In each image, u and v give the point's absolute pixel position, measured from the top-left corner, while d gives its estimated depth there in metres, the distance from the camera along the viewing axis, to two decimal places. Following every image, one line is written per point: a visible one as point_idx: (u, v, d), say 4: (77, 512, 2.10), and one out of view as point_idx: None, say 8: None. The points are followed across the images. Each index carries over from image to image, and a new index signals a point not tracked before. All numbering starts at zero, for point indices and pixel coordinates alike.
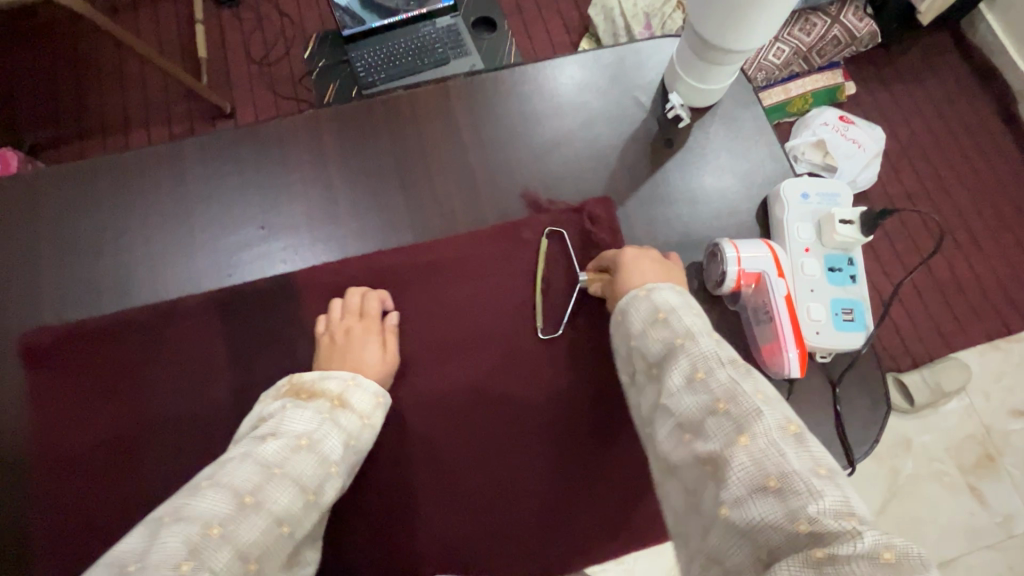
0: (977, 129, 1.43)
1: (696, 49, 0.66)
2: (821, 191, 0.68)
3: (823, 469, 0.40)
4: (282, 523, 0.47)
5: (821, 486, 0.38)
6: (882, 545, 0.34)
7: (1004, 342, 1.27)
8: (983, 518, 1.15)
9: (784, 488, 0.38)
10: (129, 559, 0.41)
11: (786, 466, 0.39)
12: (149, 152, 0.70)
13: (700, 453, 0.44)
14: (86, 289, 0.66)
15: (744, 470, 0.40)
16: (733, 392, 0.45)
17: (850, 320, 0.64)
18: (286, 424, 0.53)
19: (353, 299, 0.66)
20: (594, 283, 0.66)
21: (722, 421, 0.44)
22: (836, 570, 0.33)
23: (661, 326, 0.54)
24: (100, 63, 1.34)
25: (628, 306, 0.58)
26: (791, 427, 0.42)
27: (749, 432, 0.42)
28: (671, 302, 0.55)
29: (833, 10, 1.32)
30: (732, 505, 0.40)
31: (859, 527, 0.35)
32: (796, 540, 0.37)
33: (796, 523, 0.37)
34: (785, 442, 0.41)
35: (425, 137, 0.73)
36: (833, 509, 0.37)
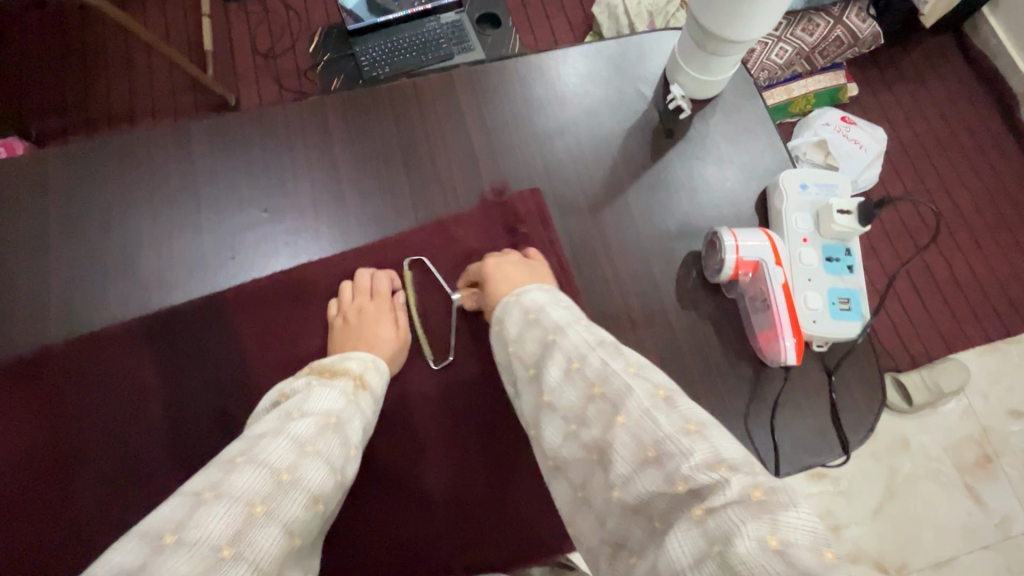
0: (979, 131, 1.44)
1: (697, 39, 0.67)
2: (819, 182, 0.69)
3: (693, 425, 0.38)
4: (318, 501, 0.46)
5: (690, 444, 0.37)
6: (750, 486, 0.33)
7: (1004, 343, 1.28)
8: (980, 519, 1.16)
9: (660, 455, 0.37)
10: (168, 529, 0.38)
11: (659, 434, 0.38)
12: (155, 134, 0.70)
13: (588, 442, 0.42)
14: (92, 268, 0.66)
15: (625, 447, 0.39)
16: (606, 374, 0.44)
17: (846, 309, 0.64)
18: (311, 404, 0.52)
19: (365, 279, 0.68)
20: (467, 299, 0.68)
21: (601, 406, 0.42)
22: (715, 523, 0.33)
23: (534, 326, 0.52)
24: (108, 53, 1.36)
25: (498, 317, 0.57)
26: (659, 392, 0.41)
27: (623, 409, 0.41)
28: (539, 301, 0.55)
29: (836, 11, 1.33)
30: (621, 485, 0.39)
31: (729, 475, 0.35)
32: (679, 501, 0.35)
33: (675, 486, 0.36)
34: (656, 409, 0.40)
35: (429, 124, 0.74)
36: (705, 461, 0.36)
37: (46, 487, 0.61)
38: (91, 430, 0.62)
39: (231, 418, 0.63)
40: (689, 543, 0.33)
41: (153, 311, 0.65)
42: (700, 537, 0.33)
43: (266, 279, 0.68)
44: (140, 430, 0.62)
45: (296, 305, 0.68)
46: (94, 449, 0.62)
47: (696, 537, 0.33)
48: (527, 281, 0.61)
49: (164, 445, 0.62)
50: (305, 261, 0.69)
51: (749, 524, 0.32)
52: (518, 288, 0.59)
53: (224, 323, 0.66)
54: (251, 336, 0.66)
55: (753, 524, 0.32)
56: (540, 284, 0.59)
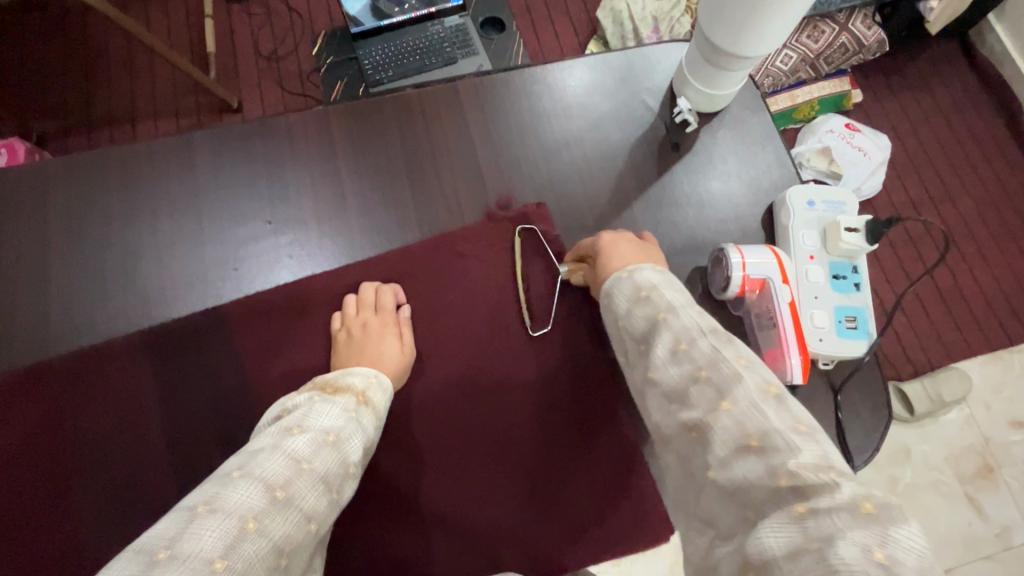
0: (984, 139, 1.43)
1: (705, 53, 0.66)
2: (826, 199, 0.68)
3: (803, 426, 0.38)
4: (311, 520, 0.45)
5: (800, 442, 0.37)
6: (862, 495, 0.33)
7: (1006, 352, 1.27)
8: (981, 529, 1.15)
9: (764, 446, 0.38)
10: (159, 545, 0.39)
11: (766, 425, 0.39)
12: (157, 142, 0.70)
13: (686, 422, 0.43)
14: (94, 278, 0.66)
15: (727, 433, 0.40)
16: (716, 360, 0.43)
17: (853, 328, 0.64)
18: (312, 419, 0.52)
19: (368, 293, 0.68)
20: (575, 272, 0.67)
21: (705, 389, 0.43)
22: (817, 524, 0.33)
23: (643, 304, 0.51)
24: (110, 54, 1.35)
25: (607, 293, 0.56)
26: (771, 389, 0.41)
27: (729, 397, 0.41)
28: (652, 280, 0.53)
29: (841, 18, 1.32)
30: (718, 467, 0.39)
31: (839, 480, 0.34)
32: (780, 496, 0.35)
33: (777, 478, 0.36)
34: (766, 403, 0.40)
35: (434, 135, 0.73)
36: (815, 462, 0.36)
37: (43, 503, 0.60)
38: (89, 446, 0.62)
39: (232, 431, 0.63)
40: (786, 537, 0.33)
41: (155, 323, 0.65)
42: (798, 533, 0.33)
43: (268, 292, 0.68)
44: (139, 446, 0.62)
45: (299, 320, 0.68)
46: (91, 465, 0.61)
47: (795, 533, 0.33)
48: (638, 261, 0.58)
49: (162, 462, 0.62)
50: (308, 274, 0.69)
51: (854, 530, 0.32)
52: (627, 266, 0.57)
53: (224, 338, 0.66)
54: (252, 352, 0.66)
55: (860, 532, 0.32)
56: (649, 263, 0.57)
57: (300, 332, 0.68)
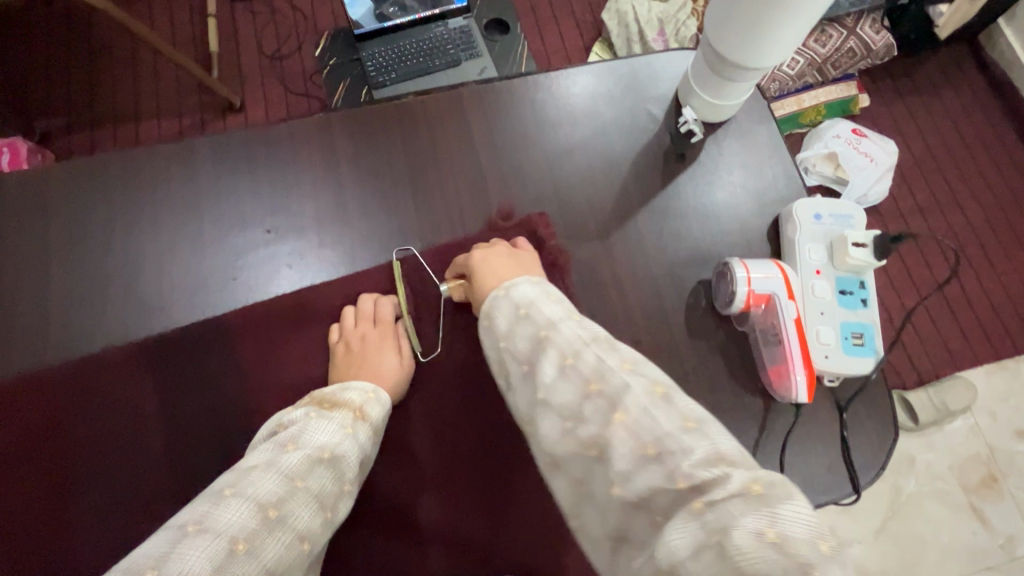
0: (993, 145, 1.41)
1: (711, 64, 0.65)
2: (834, 212, 0.68)
3: (692, 423, 0.38)
4: (303, 540, 0.45)
5: (691, 442, 0.37)
6: (750, 478, 0.33)
7: (1012, 361, 1.26)
8: (985, 540, 1.14)
9: (661, 452, 0.37)
10: (148, 562, 0.38)
11: (659, 431, 0.38)
12: (158, 148, 0.69)
13: (585, 440, 0.41)
14: (93, 285, 0.65)
15: (624, 445, 0.38)
16: (603, 371, 0.43)
17: (859, 344, 0.64)
18: (308, 435, 0.51)
19: (367, 305, 0.68)
20: (456, 290, 0.65)
21: (597, 403, 0.42)
22: (715, 516, 0.33)
23: (524, 322, 0.51)
24: (113, 52, 1.34)
25: (486, 311, 0.55)
26: (657, 389, 0.41)
27: (622, 407, 0.40)
28: (528, 295, 0.52)
29: (850, 22, 1.30)
30: (621, 482, 0.38)
31: (731, 470, 0.35)
32: (681, 496, 0.35)
33: (676, 482, 0.35)
34: (655, 406, 0.39)
35: (436, 143, 0.72)
36: (706, 457, 0.36)
37: (41, 512, 0.60)
38: (88, 455, 0.61)
39: (230, 441, 0.63)
40: (689, 534, 0.33)
41: (154, 331, 0.64)
42: (699, 530, 0.33)
43: (268, 302, 0.67)
44: (137, 455, 0.62)
45: (299, 329, 0.68)
46: (90, 474, 0.61)
47: (696, 529, 0.33)
48: (517, 274, 0.58)
49: (162, 472, 0.61)
50: (310, 284, 0.68)
51: (747, 516, 0.32)
52: (507, 281, 0.56)
53: (224, 347, 0.65)
54: (253, 361, 0.66)
55: (753, 516, 0.32)
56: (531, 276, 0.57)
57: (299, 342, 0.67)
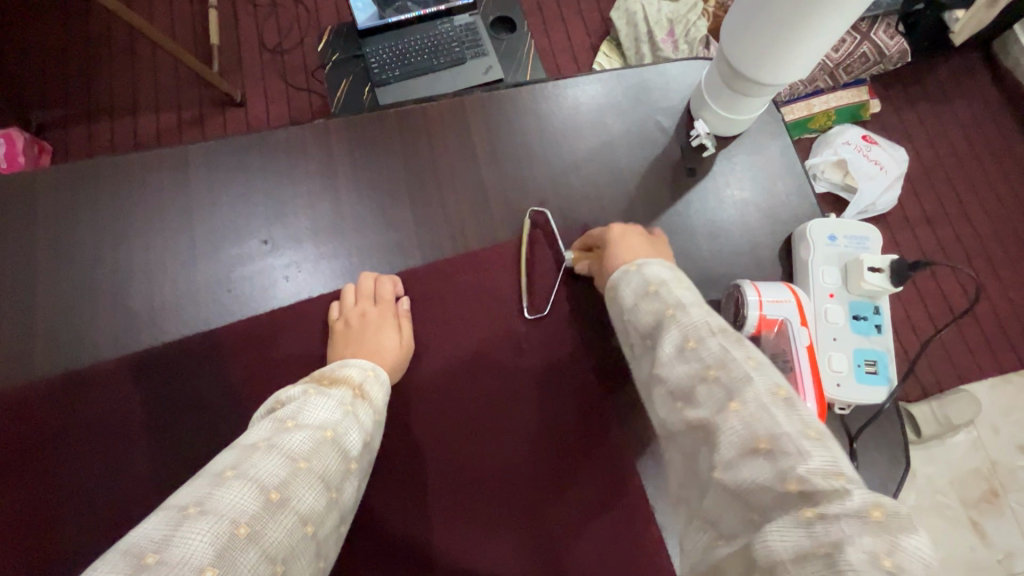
0: (1005, 155, 1.38)
1: (725, 77, 0.63)
2: (850, 234, 0.66)
3: (814, 431, 0.35)
4: (307, 523, 0.41)
5: (811, 448, 0.34)
6: (872, 501, 0.31)
7: (1016, 375, 1.23)
8: (985, 555, 1.11)
9: (774, 450, 0.35)
10: (147, 548, 0.35)
11: (776, 429, 0.35)
12: (153, 153, 0.67)
13: (691, 421, 0.41)
14: (83, 295, 0.63)
15: (734, 435, 0.37)
16: (726, 359, 0.40)
17: (873, 372, 0.62)
18: (307, 412, 0.47)
19: (367, 283, 0.66)
20: (580, 261, 0.65)
21: (712, 389, 0.40)
22: (827, 529, 0.31)
23: (652, 300, 0.49)
24: (112, 43, 1.31)
25: (615, 284, 0.54)
26: (781, 391, 0.38)
27: (739, 397, 0.38)
28: (661, 276, 0.50)
29: (864, 27, 1.28)
30: (723, 467, 0.37)
31: (850, 486, 0.32)
32: (788, 500, 0.33)
33: (785, 484, 0.33)
34: (776, 406, 0.37)
35: (438, 152, 0.70)
36: (823, 468, 0.33)
37: (27, 529, 0.58)
38: (76, 472, 0.60)
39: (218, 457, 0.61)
40: (793, 539, 0.31)
41: (145, 344, 0.63)
42: (806, 538, 0.31)
43: (262, 317, 0.65)
44: (126, 475, 0.60)
45: (292, 342, 0.66)
46: (77, 492, 0.59)
47: (801, 538, 0.31)
48: (644, 254, 0.56)
49: (151, 494, 0.59)
50: (306, 298, 0.67)
51: (864, 537, 0.30)
52: (636, 259, 0.54)
53: (216, 364, 0.63)
54: (244, 379, 0.64)
55: (868, 538, 0.30)
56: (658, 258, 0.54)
57: (291, 357, 0.65)
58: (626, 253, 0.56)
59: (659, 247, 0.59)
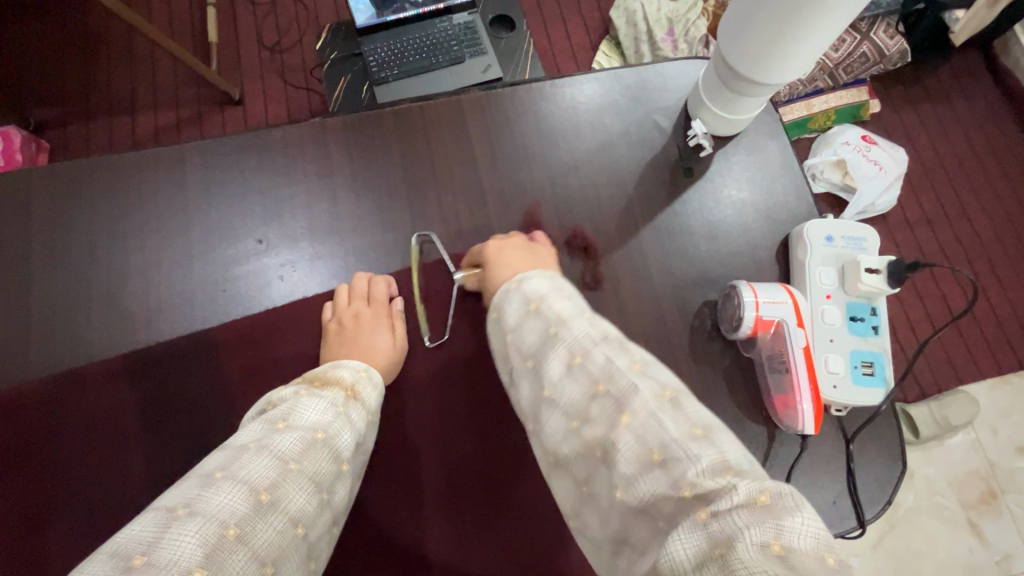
0: (1005, 155, 1.38)
1: (723, 77, 0.63)
2: (847, 235, 0.66)
3: (700, 429, 0.35)
4: (298, 524, 0.41)
5: (698, 449, 0.34)
6: (756, 489, 0.31)
7: (1015, 376, 1.23)
8: (982, 556, 1.11)
9: (666, 458, 0.34)
10: (136, 550, 0.35)
11: (664, 435, 0.35)
12: (148, 152, 0.67)
13: (588, 440, 0.39)
14: (77, 295, 0.63)
15: (630, 449, 0.35)
16: (611, 370, 0.39)
17: (870, 374, 0.62)
18: (299, 413, 0.47)
19: (361, 284, 0.65)
20: (470, 278, 0.65)
21: (604, 403, 0.39)
22: (720, 526, 0.30)
23: (534, 319, 0.45)
24: (110, 41, 1.31)
25: (496, 306, 0.49)
26: (666, 392, 0.37)
27: (628, 409, 0.37)
28: (541, 290, 0.47)
29: (863, 27, 1.28)
30: (625, 486, 0.35)
31: (736, 479, 0.32)
32: (686, 506, 0.32)
33: (680, 490, 0.33)
34: (663, 412, 0.36)
35: (435, 152, 0.70)
36: (712, 465, 0.33)
37: (22, 529, 0.58)
38: (69, 473, 0.59)
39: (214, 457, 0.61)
40: (692, 544, 0.31)
41: (140, 344, 0.63)
42: (704, 540, 0.30)
43: (258, 316, 0.65)
44: (120, 475, 0.60)
45: (289, 341, 0.66)
46: (71, 493, 0.59)
47: (700, 542, 0.30)
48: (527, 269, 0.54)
49: (146, 494, 0.59)
50: (302, 298, 0.67)
51: (753, 528, 0.29)
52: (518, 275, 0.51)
53: (211, 365, 0.63)
54: (241, 379, 0.64)
55: (757, 528, 0.29)
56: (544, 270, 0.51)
57: (288, 357, 0.65)
58: (514, 268, 0.55)
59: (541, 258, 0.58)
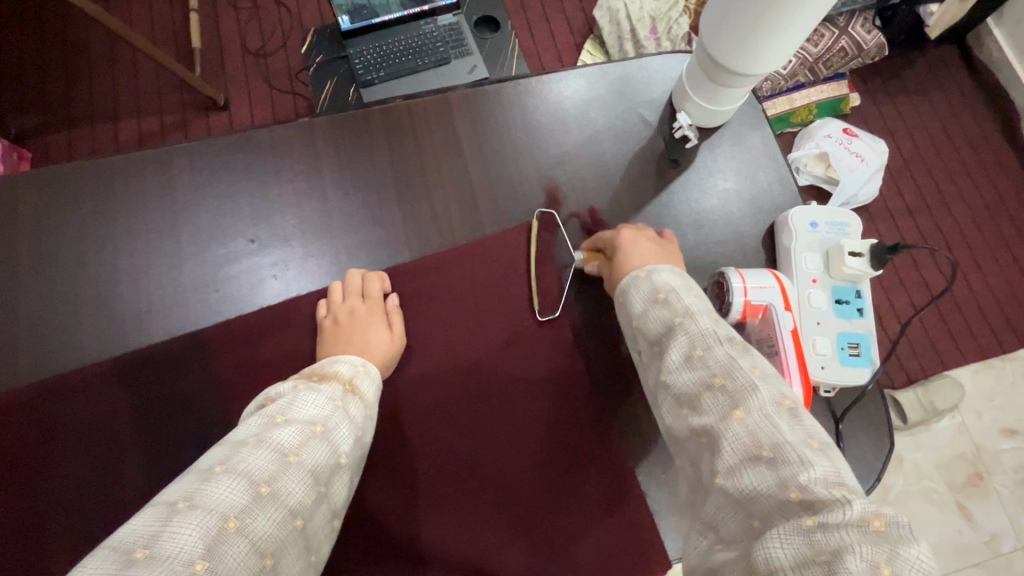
0: (981, 144, 1.41)
1: (706, 69, 0.64)
2: (829, 220, 0.68)
3: (816, 442, 0.37)
4: (297, 516, 0.41)
5: (812, 457, 0.36)
6: (872, 512, 0.31)
7: (998, 360, 1.25)
8: (971, 536, 1.13)
9: (775, 457, 0.36)
10: (137, 543, 0.35)
11: (779, 439, 0.37)
12: (135, 155, 0.67)
13: (697, 428, 0.42)
14: (65, 302, 0.63)
15: (738, 441, 0.38)
16: (730, 368, 0.42)
17: (856, 355, 0.64)
18: (297, 407, 0.47)
19: (354, 280, 0.66)
20: (590, 262, 0.66)
21: (717, 397, 0.41)
22: (826, 537, 0.31)
23: (661, 308, 0.50)
24: (92, 48, 1.30)
25: (624, 291, 0.54)
26: (786, 401, 0.39)
27: (743, 406, 0.39)
28: (670, 283, 0.51)
29: (841, 22, 1.30)
30: (725, 475, 0.37)
31: (850, 497, 0.33)
32: (788, 507, 0.34)
33: (786, 491, 0.34)
34: (780, 416, 0.38)
35: (424, 149, 0.70)
36: (823, 478, 0.34)
37: (19, 536, 0.58)
38: (63, 476, 0.59)
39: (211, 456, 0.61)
40: (793, 549, 0.31)
41: (133, 348, 0.62)
42: (805, 546, 0.31)
43: (250, 315, 0.65)
44: (116, 477, 0.59)
45: (281, 340, 0.65)
46: (64, 497, 0.59)
47: (801, 546, 0.31)
48: (659, 259, 0.56)
49: (142, 496, 0.59)
50: (294, 296, 0.67)
51: (865, 546, 0.30)
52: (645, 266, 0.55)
53: (205, 365, 0.63)
54: (234, 379, 0.63)
55: (870, 547, 0.30)
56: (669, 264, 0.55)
57: (279, 357, 0.65)
58: (643, 256, 0.57)
59: (669, 251, 0.59)
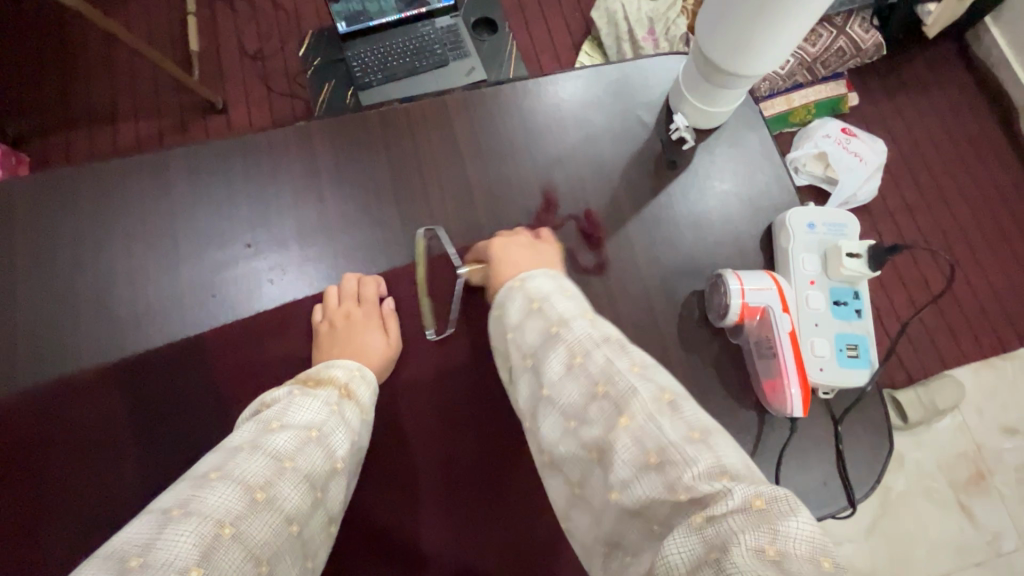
0: (980, 143, 1.41)
1: (702, 70, 0.64)
2: (827, 221, 0.68)
3: (696, 433, 0.37)
4: (293, 522, 0.41)
5: (693, 452, 0.36)
6: (752, 495, 0.32)
7: (999, 359, 1.25)
8: (973, 536, 1.13)
9: (662, 461, 0.36)
10: (133, 551, 0.35)
11: (663, 440, 0.37)
12: (132, 159, 0.67)
13: (588, 441, 0.40)
14: (62, 307, 0.63)
15: (628, 451, 0.38)
16: (611, 372, 0.41)
17: (854, 356, 0.64)
18: (292, 412, 0.47)
19: (351, 284, 0.65)
20: (473, 273, 0.65)
21: (603, 405, 0.40)
22: (715, 531, 0.32)
23: (535, 318, 0.47)
24: (90, 52, 1.30)
25: (500, 303, 0.51)
26: (665, 396, 0.40)
27: (627, 412, 0.39)
28: (543, 290, 0.49)
29: (839, 21, 1.30)
30: (620, 488, 0.37)
31: (731, 484, 0.34)
32: (680, 508, 0.35)
33: (675, 494, 0.35)
34: (662, 414, 0.38)
35: (422, 152, 0.70)
36: (707, 470, 0.35)
37: (16, 541, 0.58)
38: (61, 481, 0.59)
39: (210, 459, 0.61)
40: (688, 548, 0.33)
41: (131, 353, 0.62)
42: (699, 544, 0.32)
43: (248, 319, 0.65)
44: (113, 481, 0.59)
45: (278, 345, 0.65)
46: (62, 501, 0.59)
47: (695, 544, 0.32)
48: (534, 268, 0.55)
49: (141, 500, 0.59)
50: (292, 300, 0.67)
51: (746, 534, 0.31)
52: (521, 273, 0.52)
53: (203, 369, 0.63)
54: (232, 383, 0.63)
55: (752, 533, 0.31)
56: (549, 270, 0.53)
57: (278, 361, 0.65)
58: (517, 266, 0.57)
59: (544, 256, 0.59)
